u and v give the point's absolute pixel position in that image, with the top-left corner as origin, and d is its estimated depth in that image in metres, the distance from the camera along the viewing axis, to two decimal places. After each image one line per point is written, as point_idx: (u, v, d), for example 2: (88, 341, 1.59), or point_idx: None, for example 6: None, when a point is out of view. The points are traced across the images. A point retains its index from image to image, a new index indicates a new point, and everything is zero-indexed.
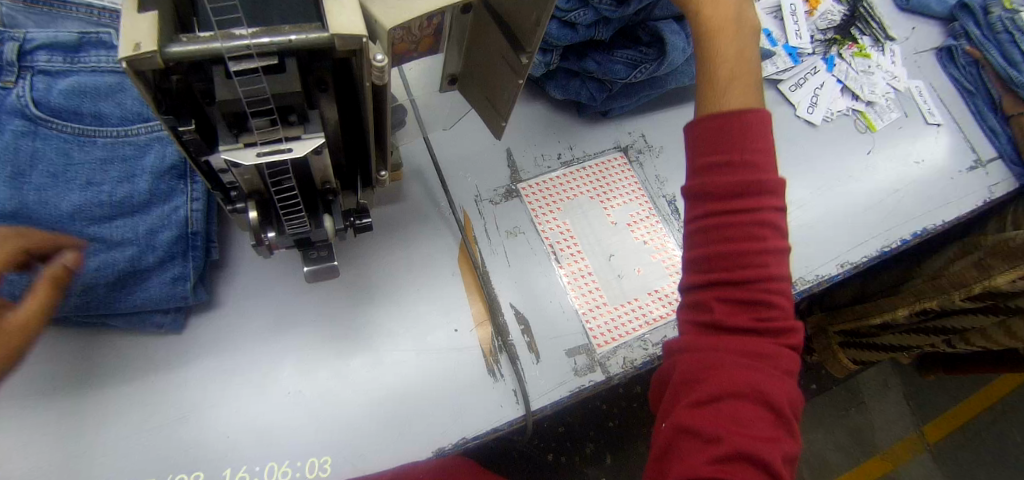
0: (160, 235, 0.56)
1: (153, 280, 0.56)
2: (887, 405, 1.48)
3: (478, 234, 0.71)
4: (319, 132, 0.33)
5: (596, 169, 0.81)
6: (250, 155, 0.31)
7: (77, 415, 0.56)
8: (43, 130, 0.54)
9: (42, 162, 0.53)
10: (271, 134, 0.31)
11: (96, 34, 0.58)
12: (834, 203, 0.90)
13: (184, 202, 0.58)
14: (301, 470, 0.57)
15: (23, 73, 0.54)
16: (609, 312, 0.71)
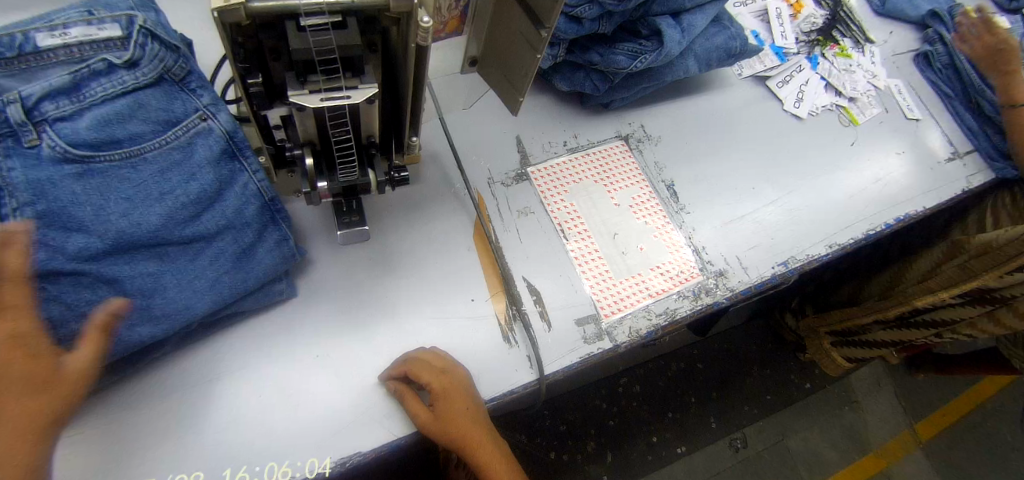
0: (247, 212, 0.58)
1: (263, 254, 0.61)
2: (877, 400, 1.52)
3: (492, 212, 0.76)
4: (373, 83, 0.39)
5: (600, 155, 0.86)
6: (315, 99, 0.38)
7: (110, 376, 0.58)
8: (97, 167, 0.47)
9: (113, 199, 0.49)
10: (334, 82, 0.38)
11: (88, 61, 0.46)
12: (823, 192, 0.95)
13: (253, 181, 0.57)
14: (301, 469, 0.57)
15: (42, 128, 0.45)
16: (615, 285, 0.76)
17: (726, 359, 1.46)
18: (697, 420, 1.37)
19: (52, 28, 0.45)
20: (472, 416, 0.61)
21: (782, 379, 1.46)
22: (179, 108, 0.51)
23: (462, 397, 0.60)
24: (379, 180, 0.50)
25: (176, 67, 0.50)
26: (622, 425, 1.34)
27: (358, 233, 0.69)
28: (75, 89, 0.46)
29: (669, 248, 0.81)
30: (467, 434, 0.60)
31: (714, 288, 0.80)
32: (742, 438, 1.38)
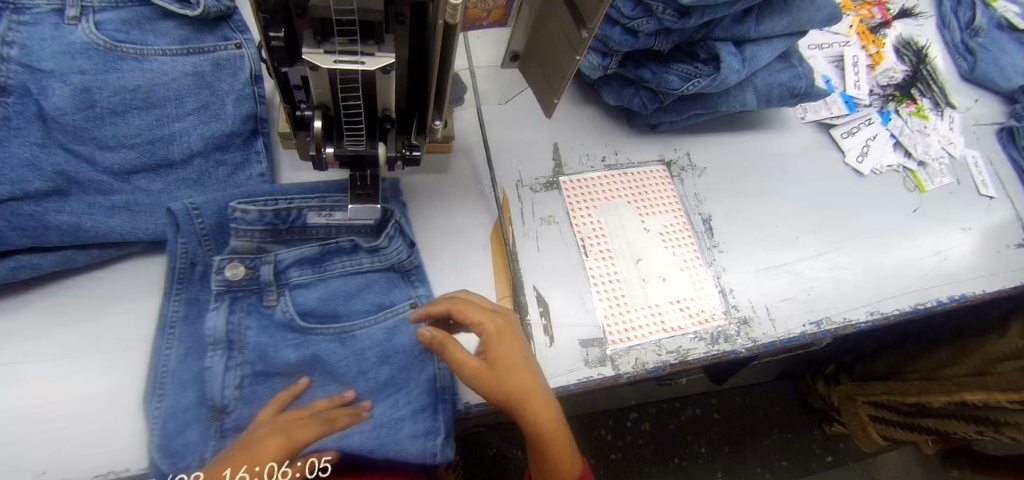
0: (402, 429, 0.58)
1: (412, 428, 0.58)
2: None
3: (514, 215, 0.74)
4: (390, 53, 0.41)
5: (638, 176, 0.82)
6: (329, 59, 0.40)
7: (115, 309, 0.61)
8: (311, 339, 0.60)
9: (316, 349, 0.60)
10: (350, 46, 0.41)
11: (335, 239, 0.62)
12: (873, 255, 0.88)
13: (410, 425, 0.59)
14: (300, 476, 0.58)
15: (281, 290, 0.61)
16: (629, 312, 0.72)
17: (745, 416, 1.37)
18: (703, 472, 1.29)
19: (320, 210, 0.61)
20: (502, 347, 0.58)
21: (801, 447, 1.36)
22: (385, 254, 0.64)
23: (493, 325, 0.58)
24: (387, 154, 0.51)
25: (393, 226, 0.63)
26: (624, 461, 1.27)
27: (370, 210, 0.57)
28: (320, 260, 0.62)
29: (694, 284, 0.76)
30: (505, 364, 0.57)
31: (734, 336, 0.75)
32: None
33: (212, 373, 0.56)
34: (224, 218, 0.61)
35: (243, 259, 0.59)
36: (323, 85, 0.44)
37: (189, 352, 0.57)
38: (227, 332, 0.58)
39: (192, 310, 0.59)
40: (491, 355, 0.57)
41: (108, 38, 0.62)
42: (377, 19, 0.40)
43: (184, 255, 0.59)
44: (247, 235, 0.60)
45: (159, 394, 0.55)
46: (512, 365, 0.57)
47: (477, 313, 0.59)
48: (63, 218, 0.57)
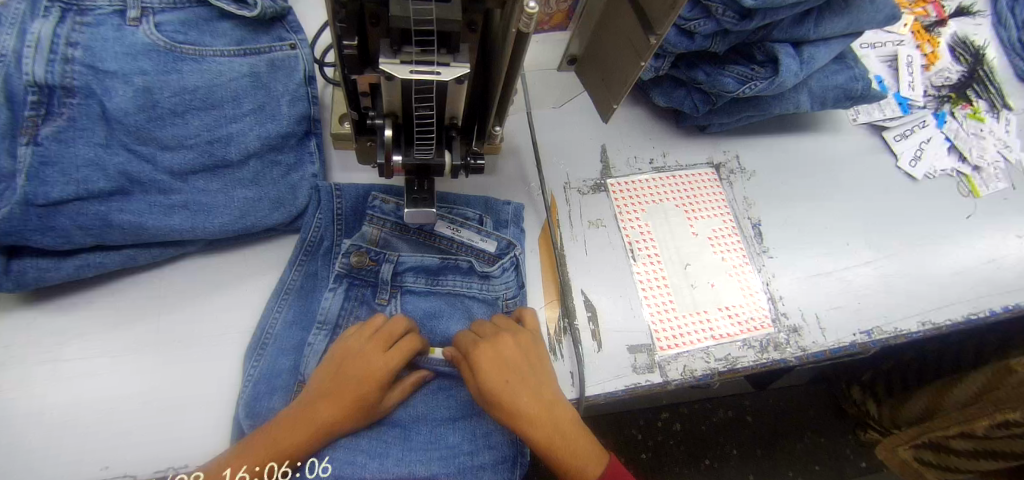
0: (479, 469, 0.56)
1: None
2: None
3: (562, 218, 0.73)
4: (464, 63, 0.41)
5: (686, 179, 0.80)
6: (404, 70, 0.40)
7: (176, 307, 0.63)
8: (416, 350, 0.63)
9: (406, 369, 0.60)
10: (427, 57, 0.40)
11: (456, 256, 0.65)
12: (925, 262, 0.85)
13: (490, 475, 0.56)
14: (301, 470, 0.54)
15: (393, 290, 0.64)
16: (677, 318, 0.71)
17: (778, 418, 1.35)
18: (735, 474, 1.28)
19: (450, 222, 0.67)
20: (518, 376, 0.57)
21: (835, 452, 1.34)
22: (493, 284, 0.66)
23: (512, 352, 0.58)
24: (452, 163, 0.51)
25: (509, 260, 0.66)
26: (655, 461, 1.27)
27: (425, 214, 0.57)
28: (435, 273, 0.65)
29: (744, 292, 0.75)
30: (519, 393, 0.56)
31: (784, 344, 0.73)
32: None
33: (311, 350, 0.60)
34: (360, 206, 0.66)
35: (369, 249, 0.63)
36: (394, 95, 0.43)
37: (296, 320, 0.62)
38: (337, 316, 0.62)
39: (308, 283, 0.64)
40: (510, 380, 0.56)
41: (168, 38, 0.63)
42: (456, 29, 0.39)
43: (316, 229, 0.65)
44: (378, 222, 0.65)
45: (260, 353, 0.60)
46: (529, 398, 0.56)
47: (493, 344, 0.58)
48: (126, 217, 0.59)
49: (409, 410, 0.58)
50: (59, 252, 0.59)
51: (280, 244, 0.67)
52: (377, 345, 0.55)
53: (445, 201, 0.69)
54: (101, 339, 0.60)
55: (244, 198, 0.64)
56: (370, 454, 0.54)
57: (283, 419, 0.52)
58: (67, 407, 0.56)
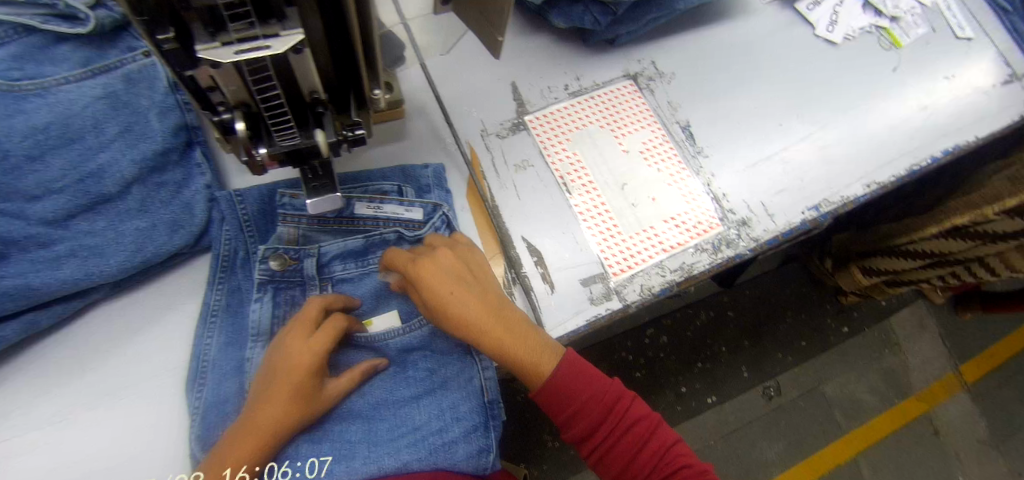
0: (455, 439, 0.55)
1: (466, 452, 0.55)
2: (919, 338, 1.45)
3: (486, 168, 0.69)
4: (296, 30, 0.37)
5: (606, 97, 0.76)
6: (228, 52, 0.36)
7: (98, 360, 0.58)
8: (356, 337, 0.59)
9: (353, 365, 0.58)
10: (249, 33, 0.36)
11: (381, 231, 0.61)
12: (858, 125, 0.85)
13: (463, 445, 0.55)
14: (301, 470, 0.52)
15: (325, 284, 0.60)
16: (624, 239, 0.69)
17: (759, 308, 1.38)
18: (729, 369, 1.32)
19: (369, 201, 0.61)
20: (459, 278, 0.56)
21: (818, 325, 1.39)
22: None
23: (454, 262, 0.57)
24: (328, 140, 0.46)
25: (440, 218, 0.62)
26: (651, 376, 1.29)
27: (331, 200, 0.53)
28: (363, 253, 0.61)
29: (685, 197, 0.73)
30: (463, 297, 0.55)
31: (735, 239, 0.73)
32: (777, 386, 1.33)
33: (252, 364, 0.56)
34: (269, 205, 0.61)
35: (287, 249, 0.58)
36: (234, 81, 0.39)
37: (229, 340, 0.57)
38: (271, 323, 0.58)
39: (234, 298, 0.59)
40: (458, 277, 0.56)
41: (2, 79, 0.55)
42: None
43: (227, 242, 0.59)
44: (293, 220, 0.59)
45: (201, 382, 0.55)
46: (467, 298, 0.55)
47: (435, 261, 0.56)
48: (8, 281, 0.53)
49: (368, 401, 0.56)
50: None
51: (193, 268, 0.62)
52: (299, 331, 0.53)
53: (362, 181, 0.64)
54: (28, 414, 0.55)
55: (137, 229, 0.58)
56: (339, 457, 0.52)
57: (229, 437, 0.49)
58: None
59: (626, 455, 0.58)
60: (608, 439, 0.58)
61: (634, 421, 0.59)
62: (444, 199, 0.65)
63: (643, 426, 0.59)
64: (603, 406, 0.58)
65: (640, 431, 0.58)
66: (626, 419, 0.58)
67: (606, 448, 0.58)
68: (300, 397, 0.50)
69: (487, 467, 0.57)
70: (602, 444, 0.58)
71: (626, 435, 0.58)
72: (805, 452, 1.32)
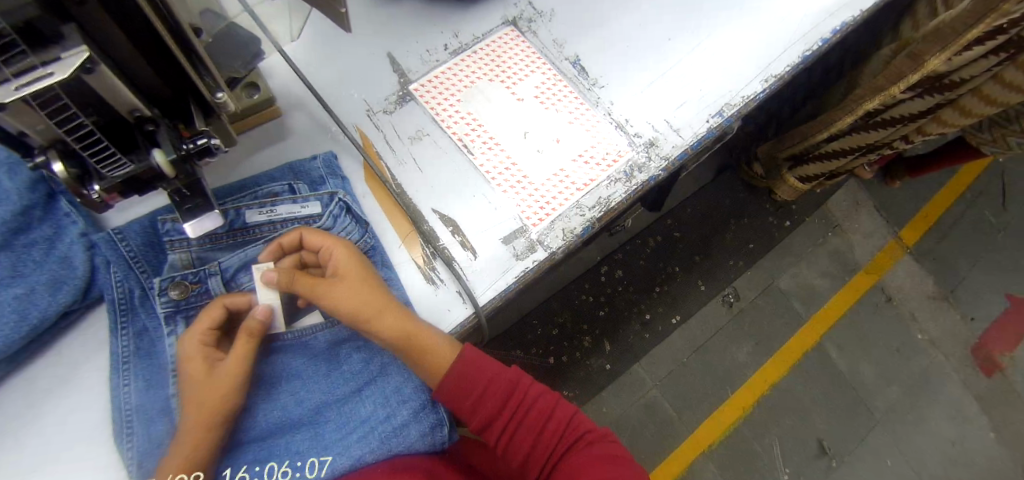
0: (405, 421, 0.55)
1: (419, 431, 0.55)
2: (856, 215, 1.53)
3: (380, 148, 0.66)
4: (78, 49, 0.33)
5: (489, 48, 0.73)
6: (9, 90, 0.31)
7: (9, 443, 0.54)
8: (278, 344, 0.56)
9: (282, 375, 0.56)
10: (25, 64, 0.32)
11: (279, 234, 0.59)
12: (748, 22, 0.84)
13: (415, 425, 0.56)
14: (299, 470, 0.53)
15: None
16: (536, 188, 0.68)
17: (705, 221, 1.42)
18: (686, 287, 1.37)
19: (260, 207, 0.59)
20: (364, 280, 0.55)
21: (761, 225, 1.44)
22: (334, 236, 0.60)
23: (357, 268, 0.56)
24: (169, 160, 0.42)
25: (338, 205, 0.61)
26: (614, 313, 1.33)
27: (211, 218, 0.51)
28: None
29: (589, 132, 0.72)
30: (373, 296, 0.55)
31: (646, 163, 0.73)
32: (734, 292, 1.40)
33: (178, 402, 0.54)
34: (154, 236, 0.57)
35: (184, 275, 0.55)
36: (30, 119, 0.35)
37: (149, 384, 0.55)
38: None
39: (143, 340, 0.56)
40: (363, 279, 0.55)
41: None
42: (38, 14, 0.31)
43: (118, 285, 0.56)
44: (182, 244, 0.56)
45: (129, 433, 0.53)
46: (378, 297, 0.55)
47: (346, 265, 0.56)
48: None
49: (308, 406, 0.55)
50: None
51: (91, 322, 0.58)
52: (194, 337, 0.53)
53: (250, 188, 0.60)
54: None
55: (15, 297, 0.53)
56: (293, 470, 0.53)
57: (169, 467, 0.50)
58: None
59: (528, 437, 0.57)
60: (509, 426, 0.57)
61: (532, 403, 0.58)
62: (342, 187, 0.63)
63: (545, 401, 0.59)
64: (503, 392, 0.58)
65: (545, 402, 0.59)
66: (525, 401, 0.58)
67: (510, 431, 0.57)
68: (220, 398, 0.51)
69: (444, 439, 0.58)
70: (503, 434, 0.57)
71: (527, 418, 0.58)
72: (771, 347, 1.40)
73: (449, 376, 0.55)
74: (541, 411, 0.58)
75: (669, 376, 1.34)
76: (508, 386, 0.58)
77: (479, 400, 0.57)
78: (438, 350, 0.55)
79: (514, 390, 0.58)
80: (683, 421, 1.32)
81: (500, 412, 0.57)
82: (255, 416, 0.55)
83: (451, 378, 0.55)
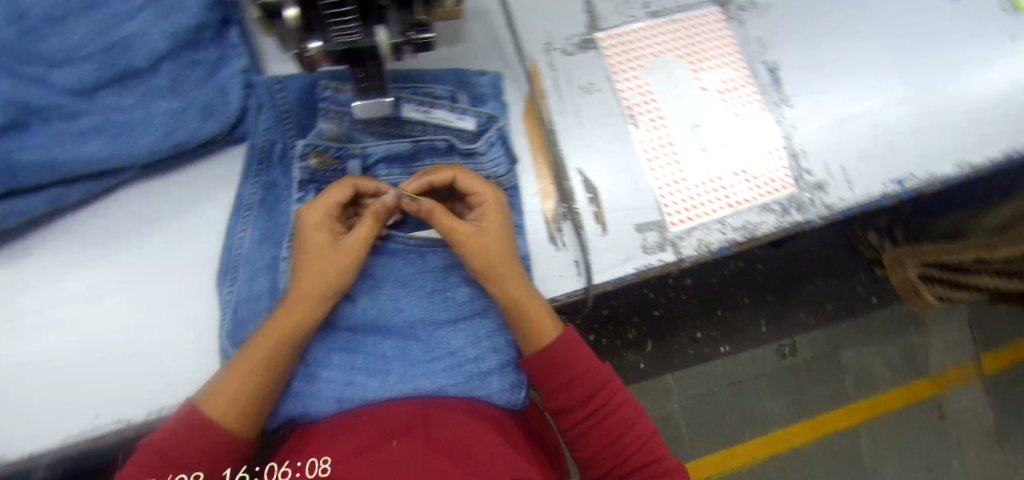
0: (489, 369, 0.55)
1: (500, 383, 0.55)
2: (953, 322, 1.38)
3: (548, 87, 0.61)
4: None
5: (689, 22, 0.66)
6: None
7: (124, 246, 0.55)
8: (392, 245, 0.55)
9: (386, 279, 0.55)
10: None
11: (430, 138, 0.55)
12: (976, 86, 0.72)
13: (497, 379, 0.55)
14: (372, 374, 0.53)
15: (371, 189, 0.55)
16: (689, 188, 0.63)
17: (784, 266, 1.32)
18: (745, 321, 1.29)
19: (419, 104, 0.55)
20: (500, 241, 0.53)
21: (844, 293, 1.33)
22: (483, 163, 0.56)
23: (497, 226, 0.53)
24: (390, 42, 0.41)
25: (496, 133, 0.56)
26: (668, 318, 1.27)
27: (381, 104, 0.48)
28: (410, 158, 0.56)
29: (761, 150, 0.65)
30: (503, 258, 0.52)
31: (807, 204, 0.66)
32: (792, 346, 1.30)
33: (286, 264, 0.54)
34: (309, 98, 0.55)
35: (328, 147, 0.54)
36: None
37: (263, 236, 0.55)
38: None
39: (269, 193, 0.56)
40: (498, 242, 0.52)
41: None
42: None
43: (264, 133, 0.55)
44: (335, 116, 0.54)
45: (233, 276, 0.55)
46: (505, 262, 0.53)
47: (488, 221, 0.53)
48: (33, 154, 0.51)
49: (404, 316, 0.55)
50: None
51: (225, 158, 0.57)
52: (318, 207, 0.51)
53: (413, 81, 0.57)
54: (56, 289, 0.54)
55: (167, 111, 0.53)
56: (374, 372, 0.53)
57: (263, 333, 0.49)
58: (41, 365, 0.53)
59: (603, 441, 0.54)
60: (587, 422, 0.54)
61: (616, 407, 0.55)
62: (500, 112, 0.59)
63: (625, 413, 0.55)
64: (588, 391, 0.54)
65: (624, 415, 0.55)
66: (611, 404, 0.54)
67: (581, 430, 0.54)
68: (328, 278, 0.50)
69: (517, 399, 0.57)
70: (578, 426, 0.54)
71: (603, 423, 0.54)
72: (806, 413, 1.31)
73: (543, 356, 0.53)
74: (622, 420, 0.54)
75: (694, 398, 1.26)
76: (595, 386, 0.54)
77: (561, 390, 0.54)
78: (544, 328, 0.53)
79: (598, 393, 0.54)
80: (693, 446, 1.25)
81: (584, 405, 0.54)
82: (351, 308, 0.54)
83: (544, 358, 0.53)
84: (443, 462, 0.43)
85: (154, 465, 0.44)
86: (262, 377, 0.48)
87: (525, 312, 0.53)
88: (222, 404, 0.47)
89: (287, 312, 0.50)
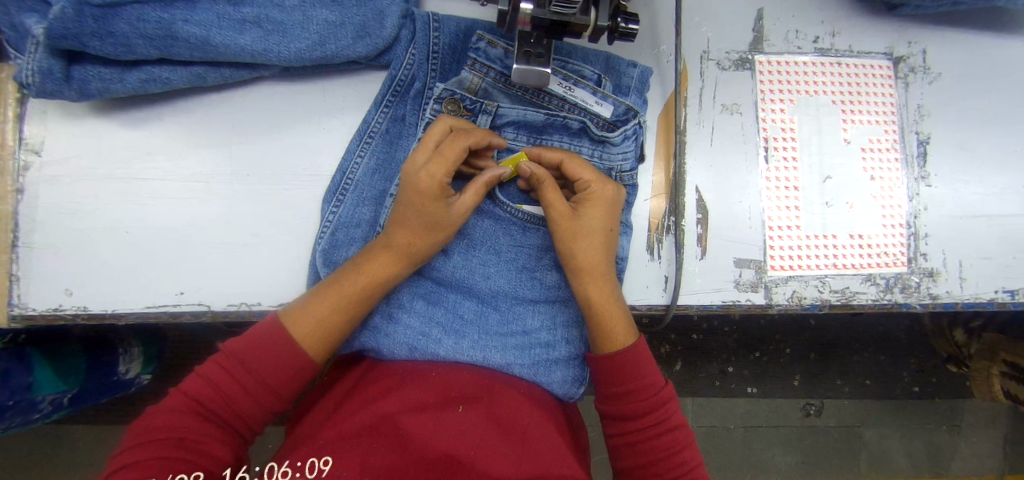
0: (557, 359, 0.55)
1: (564, 375, 0.55)
2: (985, 434, 1.12)
3: (691, 96, 0.60)
4: None
5: (854, 69, 0.63)
6: None
7: (245, 139, 0.57)
8: (499, 211, 0.55)
9: (483, 244, 0.55)
10: None
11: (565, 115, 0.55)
12: None
13: (561, 370, 0.55)
14: (447, 333, 0.54)
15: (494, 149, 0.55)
16: (799, 237, 0.60)
17: (847, 328, 1.09)
18: (781, 371, 1.08)
19: (563, 79, 0.55)
20: (596, 232, 0.52)
21: (892, 371, 1.09)
22: (610, 153, 0.56)
23: (600, 216, 0.52)
24: (596, 24, 0.44)
25: (633, 128, 0.55)
26: (706, 344, 1.07)
27: (536, 76, 0.47)
28: (539, 130, 0.56)
29: (884, 221, 0.62)
30: (595, 254, 0.51)
31: (914, 288, 0.62)
32: (820, 406, 1.09)
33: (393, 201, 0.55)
34: (461, 45, 0.56)
35: (465, 97, 0.54)
36: None
37: (378, 168, 0.56)
38: None
39: (394, 128, 0.56)
40: (596, 232, 0.52)
41: None
42: None
43: (407, 67, 0.56)
44: (481, 69, 0.54)
45: (340, 198, 0.55)
46: (596, 258, 0.52)
47: (592, 208, 0.52)
48: (192, 29, 0.51)
49: (490, 285, 0.55)
50: (124, 61, 0.53)
51: (362, 81, 0.58)
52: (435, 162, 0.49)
53: (562, 52, 0.56)
54: (175, 162, 0.56)
55: (323, 22, 0.53)
56: (448, 331, 0.54)
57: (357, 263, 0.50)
58: (146, 228, 0.55)
59: (645, 461, 0.50)
60: (633, 436, 0.50)
61: (668, 430, 0.50)
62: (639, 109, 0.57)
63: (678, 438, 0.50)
64: (646, 406, 0.50)
65: (675, 440, 0.50)
66: (663, 425, 0.50)
67: (626, 443, 0.51)
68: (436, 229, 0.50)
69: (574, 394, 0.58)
70: (622, 438, 0.51)
71: (652, 444, 0.50)
72: None
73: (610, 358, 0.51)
74: (670, 444, 0.49)
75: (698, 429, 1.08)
76: (654, 402, 0.50)
77: (618, 398, 0.51)
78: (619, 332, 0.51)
79: (655, 411, 0.50)
80: None
81: (636, 420, 0.50)
82: (441, 262, 0.55)
83: (610, 361, 0.51)
84: (509, 446, 0.44)
85: (234, 369, 0.45)
86: (338, 311, 0.49)
87: (604, 321, 0.51)
88: (309, 320, 0.48)
89: (380, 260, 0.50)
